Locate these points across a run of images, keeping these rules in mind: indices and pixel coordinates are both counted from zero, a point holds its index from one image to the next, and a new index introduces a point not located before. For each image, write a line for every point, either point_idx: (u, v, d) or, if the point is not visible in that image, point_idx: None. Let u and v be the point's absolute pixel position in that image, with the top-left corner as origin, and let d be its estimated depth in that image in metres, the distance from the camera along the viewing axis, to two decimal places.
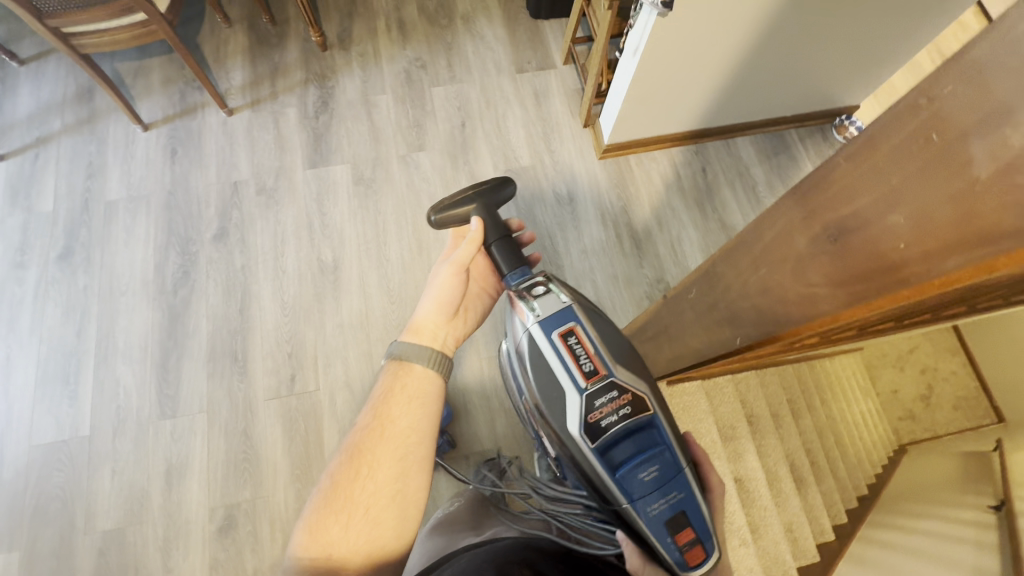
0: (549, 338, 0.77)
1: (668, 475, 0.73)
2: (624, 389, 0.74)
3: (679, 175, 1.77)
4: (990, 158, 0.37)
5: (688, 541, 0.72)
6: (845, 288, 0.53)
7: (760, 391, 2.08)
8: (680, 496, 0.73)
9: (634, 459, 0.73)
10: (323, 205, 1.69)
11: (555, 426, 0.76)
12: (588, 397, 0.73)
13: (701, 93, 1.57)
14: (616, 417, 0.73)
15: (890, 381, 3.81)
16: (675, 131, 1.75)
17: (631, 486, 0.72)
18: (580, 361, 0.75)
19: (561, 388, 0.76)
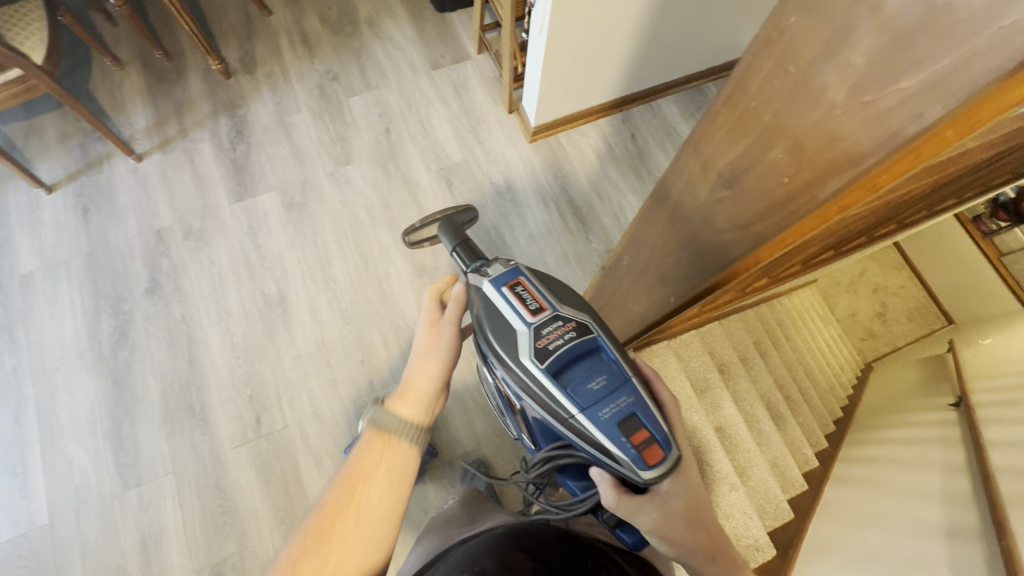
0: (496, 290, 0.82)
1: (616, 385, 0.75)
2: (568, 319, 0.79)
3: (610, 145, 1.79)
4: (840, 82, 0.44)
5: (643, 442, 0.72)
6: (752, 230, 0.58)
7: (726, 339, 2.13)
8: (630, 401, 0.74)
9: (582, 374, 0.75)
10: (257, 237, 1.63)
11: (508, 364, 0.79)
12: (534, 328, 0.77)
13: (615, 62, 1.58)
14: (562, 340, 0.76)
15: (847, 305, 4.02)
16: (598, 102, 1.76)
17: (581, 397, 0.74)
18: (525, 301, 0.79)
19: (509, 327, 0.79)
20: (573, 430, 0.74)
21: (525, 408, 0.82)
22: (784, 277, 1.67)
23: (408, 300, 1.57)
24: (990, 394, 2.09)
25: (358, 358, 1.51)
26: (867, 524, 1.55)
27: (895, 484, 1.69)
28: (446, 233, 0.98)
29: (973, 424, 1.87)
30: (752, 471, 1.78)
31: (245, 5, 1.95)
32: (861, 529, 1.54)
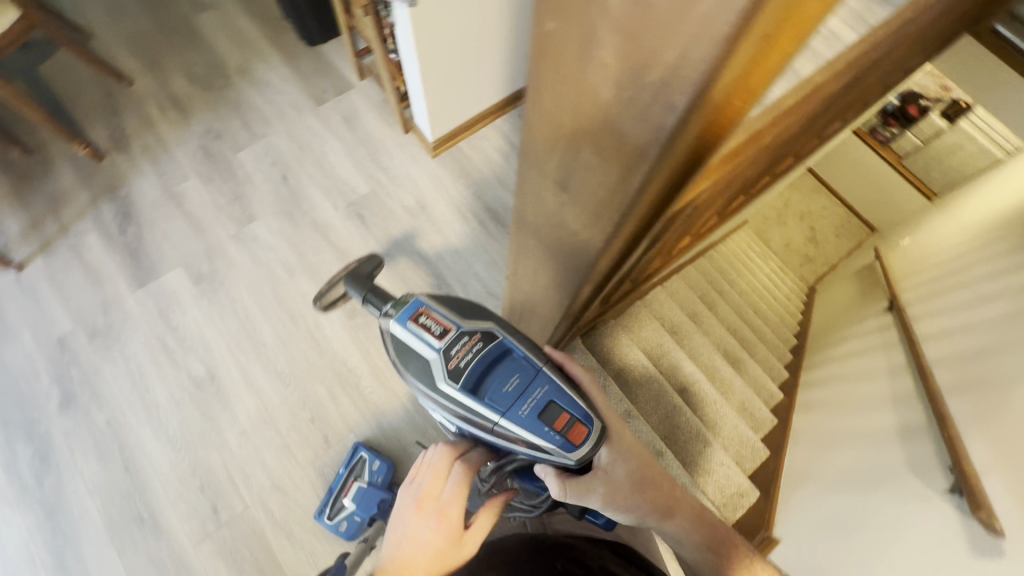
0: (401, 326, 0.80)
1: (530, 379, 0.76)
2: (473, 330, 0.79)
3: (513, 142, 1.78)
4: (602, 78, 0.29)
5: (566, 425, 0.74)
6: (603, 238, 0.46)
7: (672, 301, 2.19)
8: (545, 390, 0.75)
9: (496, 380, 0.76)
10: (172, 320, 1.53)
11: (430, 392, 0.79)
12: (442, 351, 0.77)
13: (494, 61, 1.57)
14: (470, 355, 0.77)
15: (781, 237, 4.20)
16: (491, 103, 1.75)
17: (499, 401, 0.75)
18: (428, 327, 0.79)
19: (420, 357, 0.79)
20: (502, 434, 0.76)
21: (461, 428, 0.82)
22: (708, 230, 1.72)
23: (346, 345, 1.52)
24: (918, 291, 2.26)
25: (307, 418, 1.44)
26: (833, 444, 1.62)
27: (851, 397, 1.78)
28: (354, 286, 0.92)
29: (905, 324, 1.99)
30: (722, 421, 1.83)
31: (102, 80, 1.82)
32: (828, 450, 1.61)
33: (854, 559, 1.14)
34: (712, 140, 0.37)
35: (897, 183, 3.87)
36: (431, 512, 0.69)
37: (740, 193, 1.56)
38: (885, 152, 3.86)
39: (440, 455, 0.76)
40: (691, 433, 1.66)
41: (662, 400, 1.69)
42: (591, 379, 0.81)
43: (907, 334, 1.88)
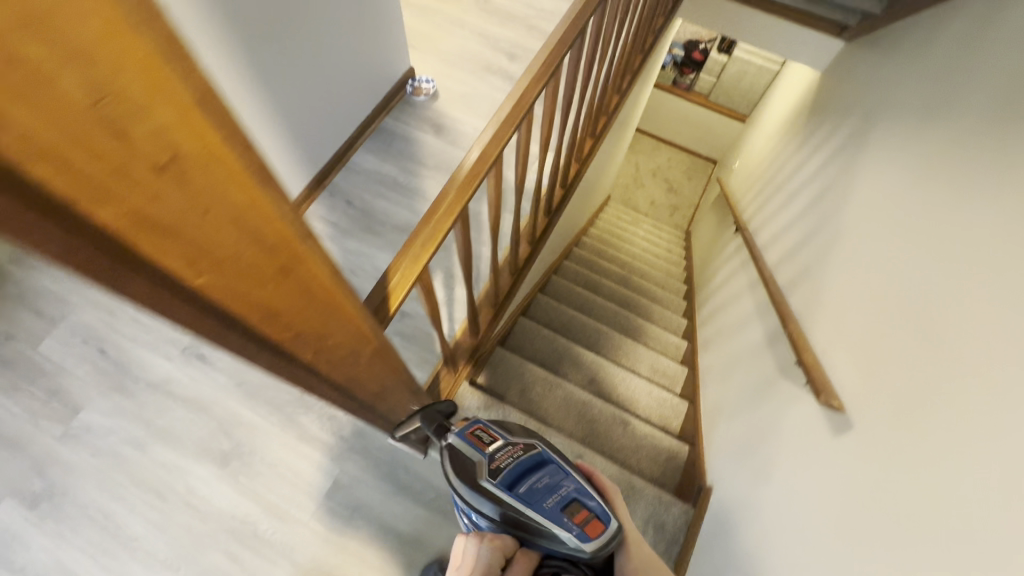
0: (458, 434, 0.90)
1: (558, 478, 0.83)
2: (515, 441, 0.88)
3: (333, 223, 1.75)
4: None
5: (585, 519, 0.76)
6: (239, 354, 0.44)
7: (554, 302, 2.24)
8: (570, 488, 0.81)
9: (528, 476, 0.83)
10: (16, 560, 1.32)
11: (466, 493, 0.82)
12: (487, 451, 0.85)
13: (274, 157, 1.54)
14: (512, 456, 0.85)
15: (645, 197, 4.47)
16: (296, 195, 1.71)
17: (530, 494, 0.79)
18: (481, 433, 0.89)
19: (467, 458, 0.86)
20: (523, 531, 0.76)
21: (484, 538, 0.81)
22: (547, 229, 1.78)
23: (229, 497, 1.38)
24: (753, 206, 2.49)
25: None
26: (728, 376, 1.70)
27: (731, 323, 1.91)
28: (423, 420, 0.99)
29: (749, 239, 2.17)
30: (637, 393, 1.88)
31: None
32: (725, 383, 1.69)
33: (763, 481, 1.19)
34: (264, 256, 0.36)
35: (714, 117, 4.29)
36: None
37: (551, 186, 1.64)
38: (693, 94, 4.33)
39: (491, 550, 0.69)
40: (608, 423, 1.67)
41: (573, 402, 1.70)
42: (615, 494, 0.87)
43: (752, 249, 2.05)
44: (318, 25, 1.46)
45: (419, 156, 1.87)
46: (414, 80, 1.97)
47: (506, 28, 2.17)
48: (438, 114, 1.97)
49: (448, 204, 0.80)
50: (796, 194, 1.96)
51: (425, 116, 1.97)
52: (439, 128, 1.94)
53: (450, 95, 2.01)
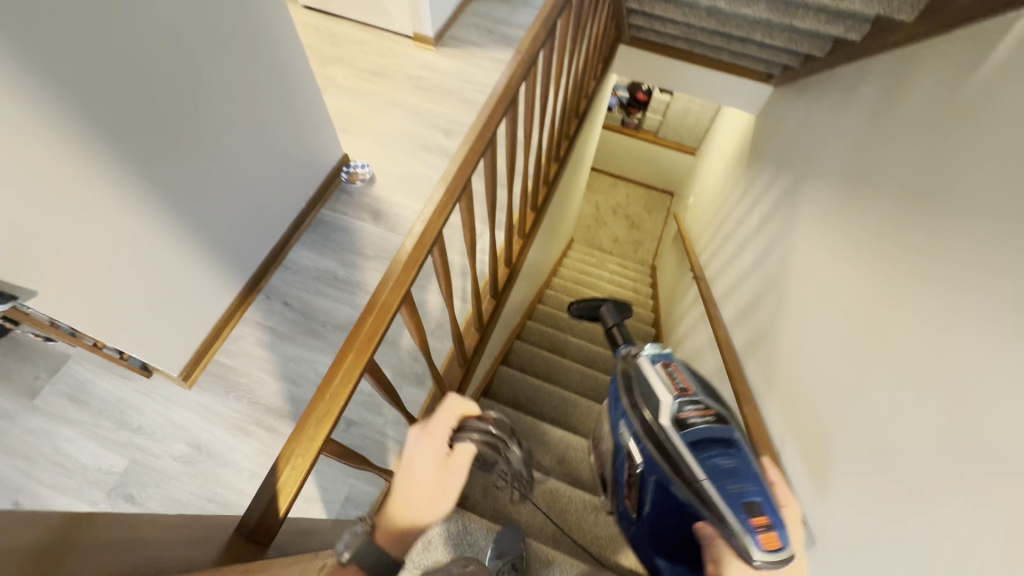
0: (653, 367, 1.07)
1: (743, 471, 0.88)
2: (708, 407, 0.98)
3: (272, 327, 1.67)
4: None
5: (762, 525, 0.80)
6: None
7: (517, 373, 2.16)
8: (755, 489, 0.85)
9: (714, 450, 0.91)
10: None
11: (650, 427, 0.98)
12: (679, 402, 0.99)
13: (198, 275, 1.47)
14: (701, 418, 0.95)
15: (607, 235, 4.46)
16: (228, 304, 1.63)
17: (713, 468, 0.88)
18: (676, 380, 1.03)
19: (658, 395, 1.01)
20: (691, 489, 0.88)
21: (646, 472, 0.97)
22: (497, 310, 1.73)
23: None
24: (707, 250, 2.49)
25: None
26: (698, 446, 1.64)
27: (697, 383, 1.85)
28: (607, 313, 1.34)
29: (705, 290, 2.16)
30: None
31: None
32: None
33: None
34: None
35: (664, 152, 4.36)
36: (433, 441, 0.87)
37: (493, 270, 1.59)
38: (642, 132, 4.41)
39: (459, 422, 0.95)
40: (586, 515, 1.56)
41: (546, 493, 1.57)
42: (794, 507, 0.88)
43: (709, 301, 2.03)
44: (235, 139, 1.42)
45: (358, 246, 1.83)
46: (348, 169, 1.94)
47: (439, 104, 2.17)
48: (376, 199, 1.93)
49: (342, 376, 0.73)
50: (743, 246, 1.95)
51: (362, 203, 1.92)
52: (378, 214, 1.90)
53: (386, 178, 1.98)
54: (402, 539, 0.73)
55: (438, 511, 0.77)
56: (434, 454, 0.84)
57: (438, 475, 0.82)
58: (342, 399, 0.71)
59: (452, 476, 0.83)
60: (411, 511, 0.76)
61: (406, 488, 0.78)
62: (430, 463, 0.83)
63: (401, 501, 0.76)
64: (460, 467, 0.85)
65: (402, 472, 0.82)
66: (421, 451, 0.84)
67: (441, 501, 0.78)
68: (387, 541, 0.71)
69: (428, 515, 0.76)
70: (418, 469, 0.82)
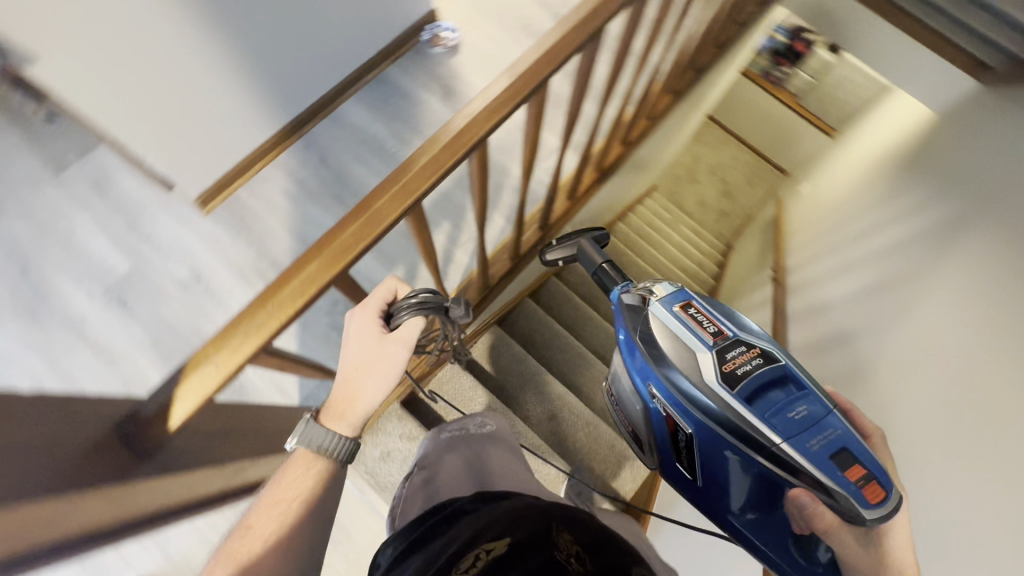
0: (671, 314, 0.77)
1: (817, 414, 0.70)
2: (751, 343, 0.74)
3: (300, 180, 1.53)
4: None
5: (863, 477, 0.67)
6: None
7: (541, 313, 1.97)
8: (838, 433, 0.69)
9: (771, 397, 0.71)
10: None
11: (695, 393, 0.73)
12: (719, 351, 0.73)
13: (230, 96, 1.32)
14: (750, 364, 0.72)
15: (692, 197, 3.86)
16: (263, 139, 1.49)
17: (786, 425, 0.70)
18: (704, 325, 0.76)
19: (691, 349, 0.74)
20: (761, 454, 0.71)
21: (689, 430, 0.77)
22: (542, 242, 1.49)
23: None
24: (802, 254, 2.08)
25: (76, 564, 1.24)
26: None
27: None
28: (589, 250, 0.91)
29: (780, 301, 1.84)
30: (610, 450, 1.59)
31: None
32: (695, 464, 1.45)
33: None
34: None
35: (798, 122, 3.73)
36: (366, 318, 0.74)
37: (551, 195, 1.34)
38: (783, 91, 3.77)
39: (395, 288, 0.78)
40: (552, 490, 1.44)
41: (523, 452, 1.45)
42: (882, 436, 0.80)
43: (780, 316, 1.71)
44: None
45: (415, 121, 1.60)
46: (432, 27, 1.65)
47: None
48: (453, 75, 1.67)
49: (293, 289, 0.57)
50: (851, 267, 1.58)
51: (436, 74, 1.66)
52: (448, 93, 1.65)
53: (471, 53, 1.69)
54: (351, 416, 0.70)
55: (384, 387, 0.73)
56: (370, 327, 0.73)
57: (371, 353, 0.72)
58: (281, 319, 0.56)
59: (390, 348, 0.73)
60: (353, 388, 0.71)
61: (346, 375, 0.71)
62: (365, 336, 0.73)
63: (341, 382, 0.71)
64: (404, 338, 0.74)
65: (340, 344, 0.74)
66: (356, 324, 0.74)
67: (383, 378, 0.72)
68: (334, 422, 0.69)
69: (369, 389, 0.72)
70: (353, 345, 0.72)
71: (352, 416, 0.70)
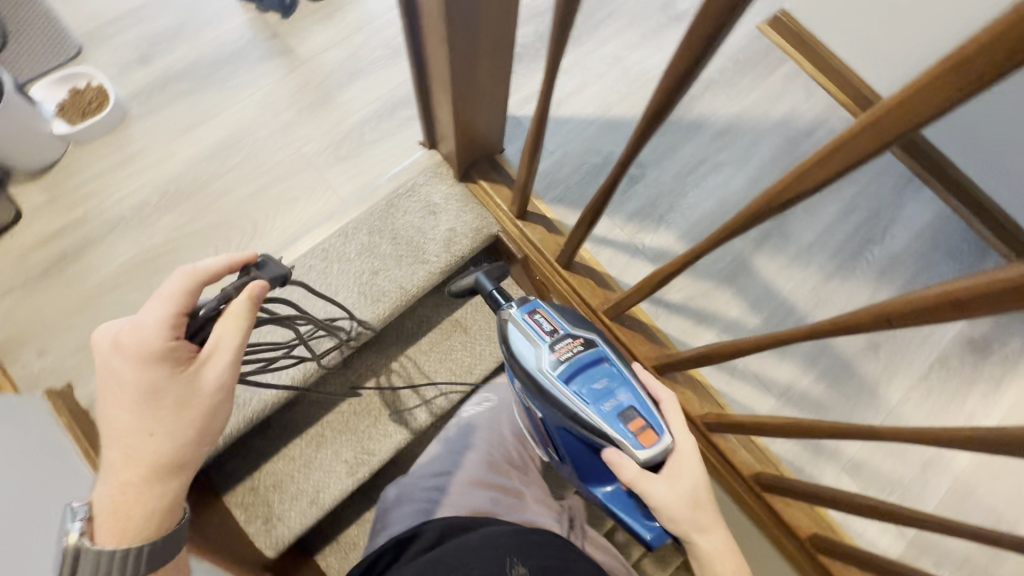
0: (511, 322, 0.69)
1: (617, 380, 0.65)
2: (576, 331, 0.67)
3: (807, 132, 1.13)
4: None
5: (640, 427, 0.62)
6: None
7: None
8: (626, 392, 0.64)
9: (586, 376, 0.65)
10: None
11: (528, 388, 0.67)
12: (544, 344, 0.66)
13: (963, 22, 0.88)
14: (571, 349, 0.65)
15: None
16: (867, 86, 1.10)
17: (588, 395, 0.64)
18: (538, 322, 0.68)
19: (523, 348, 0.67)
20: (584, 435, 0.64)
21: (541, 417, 0.70)
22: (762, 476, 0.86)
23: None
24: None
25: None
26: None
27: None
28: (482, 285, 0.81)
29: None
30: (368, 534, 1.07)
31: None
32: None
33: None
34: None
35: None
36: (118, 378, 0.48)
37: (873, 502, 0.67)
38: None
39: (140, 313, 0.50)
40: (357, 430, 1.02)
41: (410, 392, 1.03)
42: (672, 405, 0.68)
43: None
44: None
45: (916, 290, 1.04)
46: None
47: None
48: (1006, 358, 1.00)
49: None
50: None
51: (1003, 329, 1.01)
52: (970, 347, 1.00)
53: None
54: (165, 481, 0.49)
55: (216, 426, 0.51)
56: (160, 364, 0.48)
57: (153, 428, 0.48)
58: None
59: (199, 377, 0.49)
60: (154, 458, 0.48)
61: (132, 472, 0.48)
62: (155, 375, 0.48)
63: (127, 451, 0.48)
64: (209, 377, 0.50)
65: (106, 400, 0.49)
66: (116, 359, 0.48)
67: (173, 439, 0.49)
68: (110, 540, 0.47)
69: (171, 441, 0.49)
70: (140, 391, 0.48)
71: (155, 485, 0.48)
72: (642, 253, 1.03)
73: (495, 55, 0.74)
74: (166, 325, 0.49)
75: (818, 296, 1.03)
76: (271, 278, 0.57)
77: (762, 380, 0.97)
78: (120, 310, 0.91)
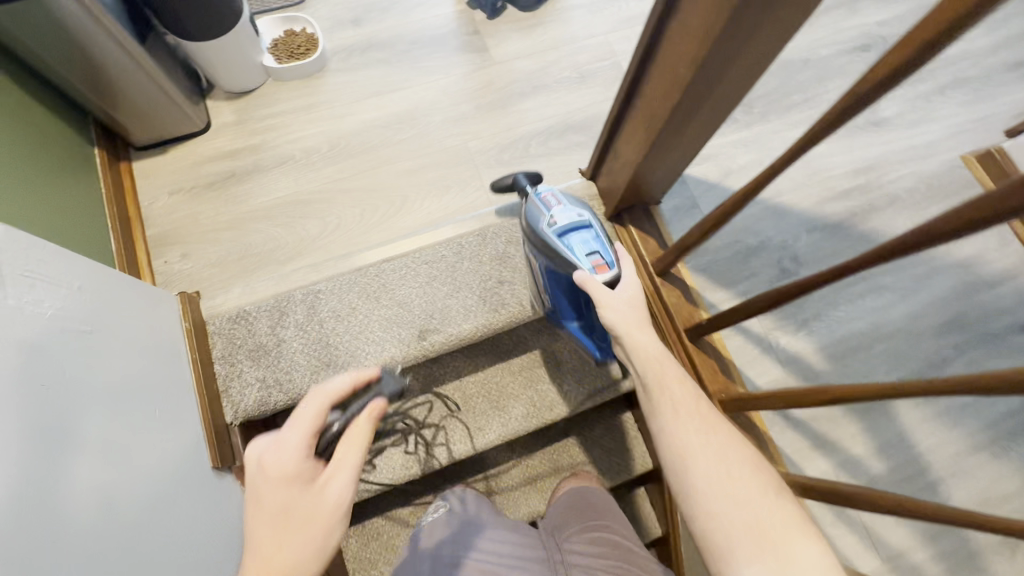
0: (529, 202, 0.78)
1: (595, 238, 0.70)
2: (576, 207, 0.74)
3: (991, 286, 1.02)
4: None
5: (602, 265, 0.68)
6: None
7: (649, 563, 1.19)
8: (598, 241, 0.70)
9: (572, 234, 0.71)
10: None
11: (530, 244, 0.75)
12: (545, 213, 0.74)
13: None
14: (566, 214, 0.72)
15: None
16: None
17: (566, 240, 0.71)
18: (552, 205, 0.74)
19: (532, 217, 0.75)
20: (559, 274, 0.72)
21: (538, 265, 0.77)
22: None
23: None
24: None
25: None
26: None
27: None
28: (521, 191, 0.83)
29: None
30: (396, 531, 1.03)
31: None
32: None
33: (149, 472, 0.62)
34: None
35: None
36: (260, 491, 0.49)
37: None
38: None
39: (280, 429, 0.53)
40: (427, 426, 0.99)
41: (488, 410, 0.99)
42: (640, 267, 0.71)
43: None
44: None
45: None
46: None
47: None
48: None
49: None
50: None
51: None
52: None
53: None
54: None
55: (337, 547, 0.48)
56: (293, 484, 0.49)
57: (281, 547, 0.47)
58: None
59: (324, 491, 0.49)
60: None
61: None
62: (288, 493, 0.49)
63: (262, 570, 0.46)
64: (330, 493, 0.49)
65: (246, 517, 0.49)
66: (258, 475, 0.50)
67: (298, 558, 0.47)
68: None
69: (299, 557, 0.47)
70: (276, 508, 0.48)
71: None
72: (773, 352, 0.96)
73: (712, 116, 0.72)
74: (303, 450, 0.50)
75: (958, 466, 0.91)
76: (390, 393, 0.56)
77: (871, 536, 0.87)
78: (268, 240, 0.96)
